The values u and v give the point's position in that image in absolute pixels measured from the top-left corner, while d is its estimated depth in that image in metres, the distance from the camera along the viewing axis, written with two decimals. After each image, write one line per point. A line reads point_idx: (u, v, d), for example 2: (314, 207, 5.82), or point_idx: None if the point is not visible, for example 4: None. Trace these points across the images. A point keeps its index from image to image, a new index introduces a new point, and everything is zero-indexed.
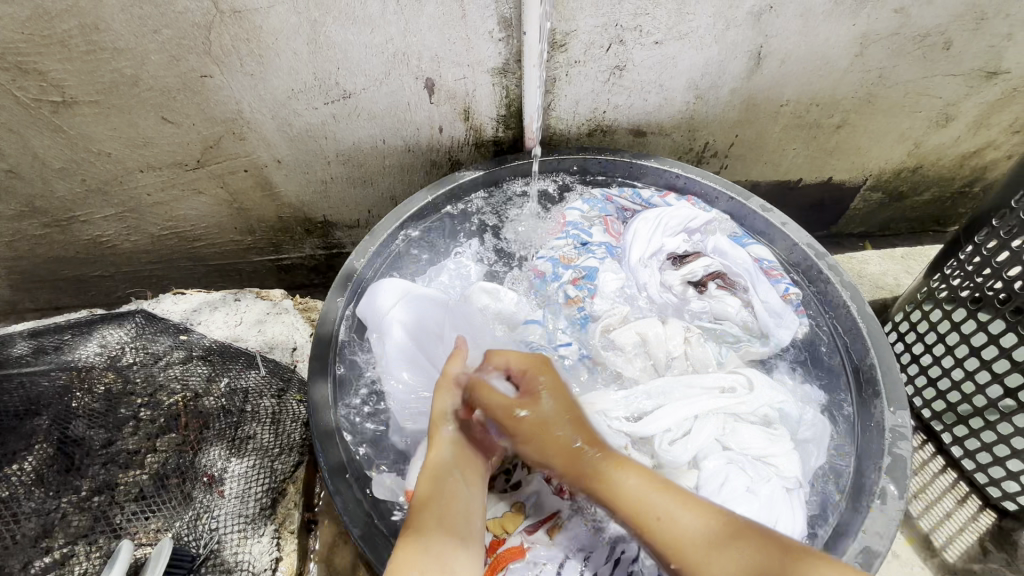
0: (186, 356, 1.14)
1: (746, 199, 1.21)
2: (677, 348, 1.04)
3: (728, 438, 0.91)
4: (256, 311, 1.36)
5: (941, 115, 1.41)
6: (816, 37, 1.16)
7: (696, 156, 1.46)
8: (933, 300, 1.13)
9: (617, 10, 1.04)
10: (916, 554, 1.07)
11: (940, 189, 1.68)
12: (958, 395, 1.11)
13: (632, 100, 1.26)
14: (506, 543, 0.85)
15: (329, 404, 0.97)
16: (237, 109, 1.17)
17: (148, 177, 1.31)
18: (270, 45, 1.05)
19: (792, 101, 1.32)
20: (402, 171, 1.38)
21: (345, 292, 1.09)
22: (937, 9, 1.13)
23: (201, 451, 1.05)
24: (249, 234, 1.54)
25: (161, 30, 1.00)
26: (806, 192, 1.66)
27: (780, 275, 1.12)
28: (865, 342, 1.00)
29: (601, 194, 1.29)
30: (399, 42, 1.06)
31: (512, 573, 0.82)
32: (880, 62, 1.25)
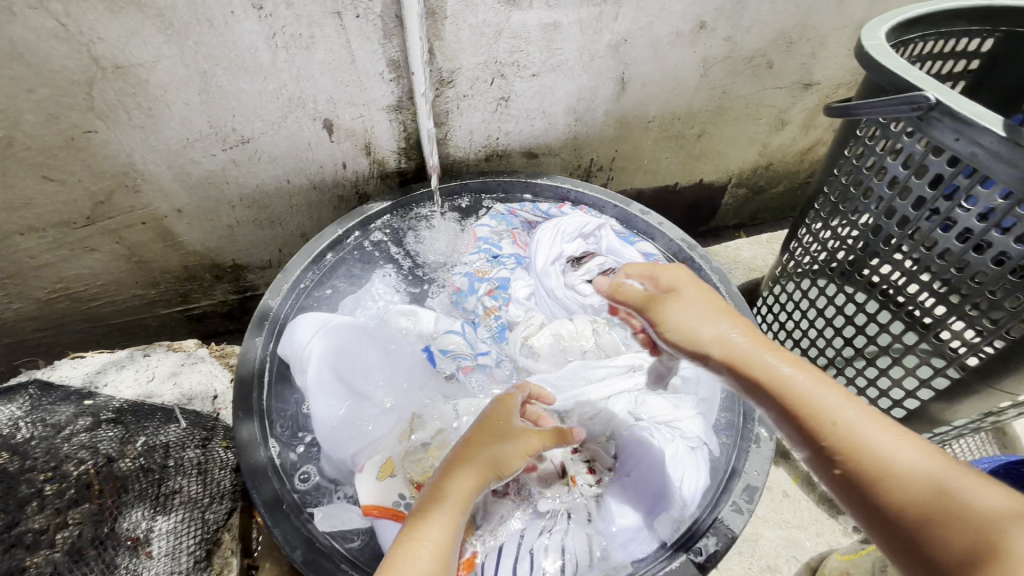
0: (92, 423, 1.07)
1: (628, 205, 1.36)
2: (587, 342, 1.15)
3: (639, 409, 1.04)
4: (169, 364, 1.31)
5: (777, 121, 1.69)
6: (666, 64, 1.37)
7: (585, 171, 1.62)
8: (786, 274, 1.37)
9: (494, 49, 1.19)
10: (802, 491, 1.25)
11: (789, 181, 1.98)
12: (815, 350, 1.32)
13: (520, 125, 1.40)
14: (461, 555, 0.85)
15: (257, 441, 0.97)
16: (128, 162, 1.16)
17: (32, 240, 1.24)
18: (158, 97, 1.06)
19: (657, 117, 1.52)
20: (311, 208, 1.41)
21: (262, 331, 1.11)
22: (754, 36, 1.38)
23: (122, 516, 0.99)
24: (152, 287, 1.48)
25: (37, 89, 0.98)
26: (685, 194, 1.88)
27: (664, 265, 1.27)
28: (732, 312, 1.18)
29: (506, 209, 1.39)
30: (293, 87, 1.12)
31: None
32: (721, 81, 1.48)
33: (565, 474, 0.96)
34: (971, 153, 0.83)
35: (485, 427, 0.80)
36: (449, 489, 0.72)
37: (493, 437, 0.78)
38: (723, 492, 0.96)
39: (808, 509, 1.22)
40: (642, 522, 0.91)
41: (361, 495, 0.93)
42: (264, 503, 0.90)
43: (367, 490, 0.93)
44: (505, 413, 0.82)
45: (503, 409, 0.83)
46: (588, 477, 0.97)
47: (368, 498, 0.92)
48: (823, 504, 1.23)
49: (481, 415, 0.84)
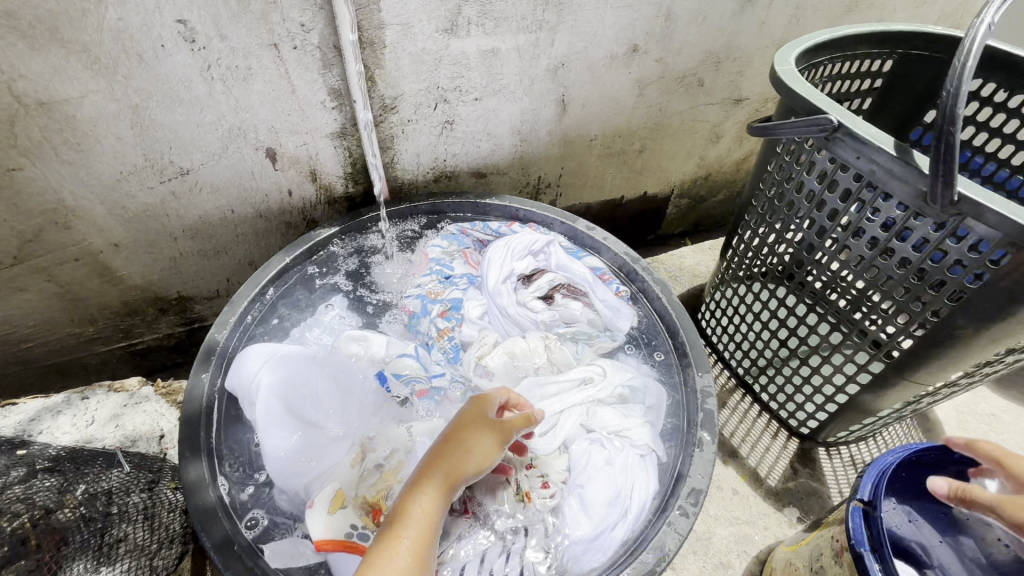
0: (26, 471, 0.97)
1: (575, 222, 1.40)
2: (540, 358, 1.18)
3: (590, 421, 1.09)
4: (111, 406, 1.27)
5: (713, 134, 1.79)
6: (604, 85, 1.43)
7: (533, 188, 1.66)
8: (726, 282, 1.45)
9: (436, 75, 1.22)
10: (750, 487, 1.32)
11: (728, 190, 2.08)
12: (755, 352, 1.40)
13: (466, 147, 1.43)
14: None
15: (207, 481, 0.95)
16: (57, 198, 1.11)
17: None
18: (87, 132, 1.03)
19: (600, 135, 1.58)
20: (257, 236, 1.39)
21: (209, 367, 1.08)
22: (685, 58, 1.46)
23: (63, 572, 0.89)
24: (89, 325, 1.42)
25: None
26: (632, 205, 1.95)
27: (611, 278, 1.33)
28: (675, 324, 1.23)
29: (457, 230, 1.41)
30: (232, 118, 1.11)
31: None
32: (657, 99, 1.56)
33: (519, 490, 0.97)
34: (871, 170, 0.93)
35: (450, 439, 0.83)
36: (418, 493, 0.76)
37: (460, 439, 0.83)
38: (671, 496, 0.99)
39: (756, 504, 1.29)
40: (595, 532, 0.94)
41: (312, 532, 0.91)
42: (214, 545, 0.89)
43: (319, 524, 0.92)
44: (474, 414, 0.87)
45: (471, 410, 0.88)
46: (543, 491, 0.98)
47: (321, 533, 0.91)
48: (770, 498, 1.30)
49: (449, 424, 0.87)
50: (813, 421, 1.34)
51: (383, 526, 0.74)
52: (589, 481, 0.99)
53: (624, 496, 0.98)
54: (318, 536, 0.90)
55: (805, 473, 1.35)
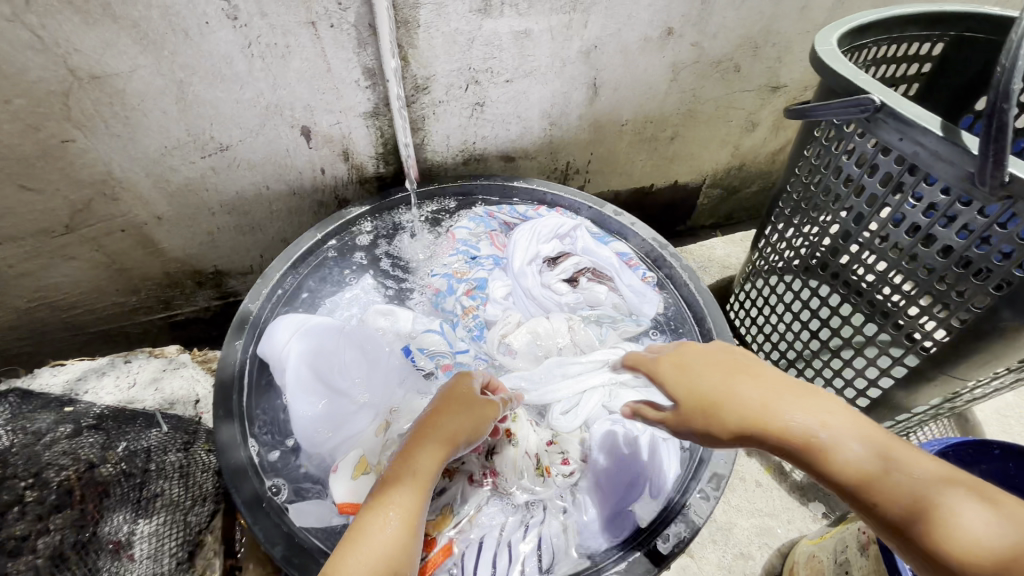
0: (74, 428, 1.08)
1: (602, 206, 1.39)
2: (564, 339, 1.19)
3: (613, 403, 1.08)
4: (151, 370, 1.32)
5: (748, 123, 1.75)
6: (636, 69, 1.42)
7: (562, 173, 1.66)
8: (756, 271, 1.42)
9: (468, 56, 1.22)
10: (774, 480, 1.29)
11: (763, 181, 2.03)
12: (785, 344, 1.37)
13: (496, 130, 1.43)
14: (437, 542, 0.89)
15: (237, 442, 0.99)
16: (106, 170, 1.17)
17: (10, 249, 1.24)
18: (135, 106, 1.08)
19: (631, 120, 1.57)
20: (291, 214, 1.43)
21: (243, 335, 1.12)
22: (721, 42, 1.43)
23: (103, 520, 1.00)
24: (132, 294, 1.49)
25: (13, 101, 1.00)
26: (661, 195, 1.92)
27: (638, 263, 1.31)
28: (702, 310, 1.20)
29: (484, 212, 1.43)
30: (270, 95, 1.15)
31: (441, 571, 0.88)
32: (691, 85, 1.53)
33: (539, 464, 0.98)
34: (913, 153, 0.89)
35: (443, 406, 0.82)
36: (415, 456, 0.74)
37: (455, 407, 0.83)
38: (691, 480, 0.97)
39: (779, 497, 1.27)
40: (615, 511, 0.93)
41: (335, 494, 0.94)
42: (243, 502, 0.92)
43: (342, 488, 0.94)
44: (466, 385, 0.88)
45: (461, 381, 0.89)
46: (563, 467, 0.99)
47: (344, 496, 0.93)
48: (794, 492, 1.27)
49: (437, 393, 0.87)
50: None
51: (376, 489, 0.72)
52: (609, 460, 0.99)
53: (644, 477, 0.98)
54: (340, 498, 0.93)
55: None
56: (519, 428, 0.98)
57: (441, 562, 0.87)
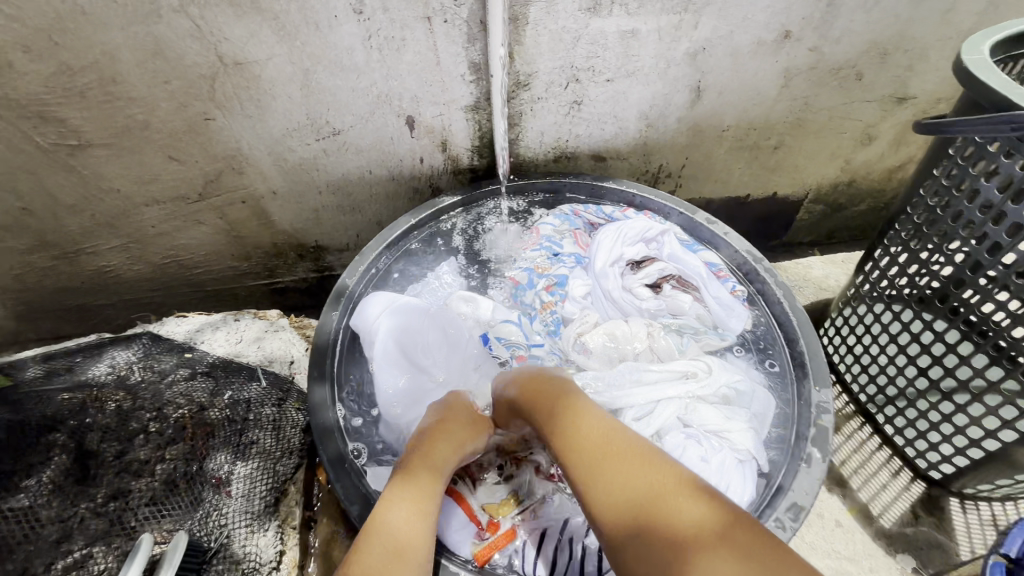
0: (190, 373, 1.25)
1: (694, 214, 1.35)
2: (641, 343, 1.17)
3: (689, 416, 1.05)
4: (255, 329, 1.46)
5: (864, 135, 1.61)
6: (745, 73, 1.35)
7: (652, 177, 1.62)
8: (858, 296, 1.30)
9: (572, 54, 1.23)
10: (857, 522, 1.22)
11: (874, 200, 1.87)
12: (884, 379, 1.26)
13: (591, 129, 1.43)
14: (500, 526, 0.99)
15: (327, 404, 1.07)
16: (237, 147, 1.30)
17: (153, 211, 1.42)
18: (267, 90, 1.19)
19: (732, 126, 1.50)
20: (387, 198, 1.52)
21: (339, 306, 1.20)
22: (844, 47, 1.33)
23: (208, 458, 1.15)
24: (245, 260, 1.65)
25: (171, 81, 1.14)
26: (756, 206, 1.83)
27: (727, 276, 1.25)
28: (795, 330, 1.15)
29: (570, 210, 1.42)
30: (382, 86, 1.22)
31: (504, 553, 0.96)
32: (804, 92, 1.44)
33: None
34: None
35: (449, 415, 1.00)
36: (434, 453, 0.91)
37: (460, 419, 1.00)
38: (767, 507, 0.95)
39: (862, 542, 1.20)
40: None
41: None
42: (329, 459, 1.00)
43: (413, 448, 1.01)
44: (465, 403, 1.06)
45: (457, 400, 1.06)
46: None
47: None
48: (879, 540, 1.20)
49: (441, 403, 1.05)
50: (948, 466, 1.18)
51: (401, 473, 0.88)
52: None
53: None
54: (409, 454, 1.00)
55: (928, 522, 1.22)
56: None
57: (504, 545, 0.96)
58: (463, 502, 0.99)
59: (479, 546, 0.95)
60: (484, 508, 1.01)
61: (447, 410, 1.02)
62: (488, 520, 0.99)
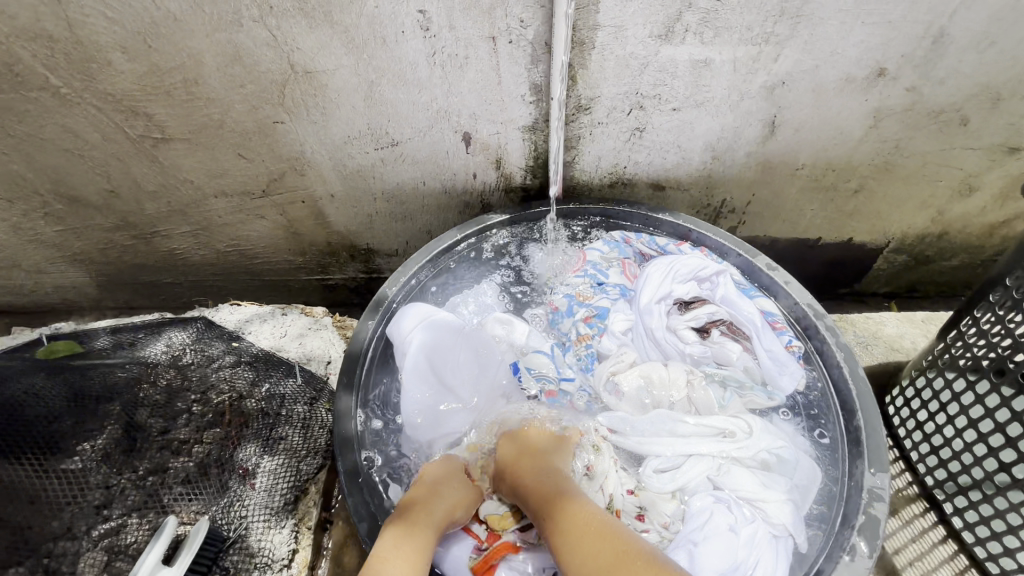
0: (235, 361, 1.31)
1: (754, 257, 1.26)
2: (677, 394, 1.11)
3: (721, 478, 0.99)
4: (300, 326, 1.51)
5: (963, 186, 1.44)
6: (828, 110, 1.25)
7: (713, 211, 1.54)
8: (936, 368, 1.17)
9: (638, 81, 1.18)
10: None
11: (968, 256, 1.68)
12: (958, 466, 1.14)
13: (651, 158, 1.37)
14: (500, 539, 0.99)
15: (351, 413, 1.08)
16: (301, 150, 1.36)
17: (222, 202, 1.51)
18: (332, 99, 1.23)
19: (808, 165, 1.39)
20: (438, 209, 1.53)
21: (376, 315, 1.22)
22: (948, 89, 1.19)
23: (239, 447, 1.20)
24: (300, 256, 1.72)
25: (247, 85, 1.20)
26: (827, 251, 1.69)
27: (784, 328, 1.15)
28: (855, 402, 1.03)
29: (621, 237, 1.36)
30: (442, 101, 1.23)
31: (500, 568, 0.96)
32: (895, 134, 1.31)
33: (611, 504, 0.99)
34: None
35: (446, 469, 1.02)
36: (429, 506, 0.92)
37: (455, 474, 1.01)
38: None
39: None
40: None
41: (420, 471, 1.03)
42: (345, 469, 1.01)
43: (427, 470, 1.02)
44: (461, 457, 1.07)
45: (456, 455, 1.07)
46: (637, 522, 0.97)
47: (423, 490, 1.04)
48: None
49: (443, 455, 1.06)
50: None
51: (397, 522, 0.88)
52: (704, 543, 0.90)
53: (742, 572, 0.88)
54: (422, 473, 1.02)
55: None
56: (598, 462, 1.03)
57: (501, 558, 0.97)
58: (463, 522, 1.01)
59: (474, 561, 0.96)
60: (484, 523, 1.02)
61: (455, 471, 1.02)
62: (487, 531, 1.01)
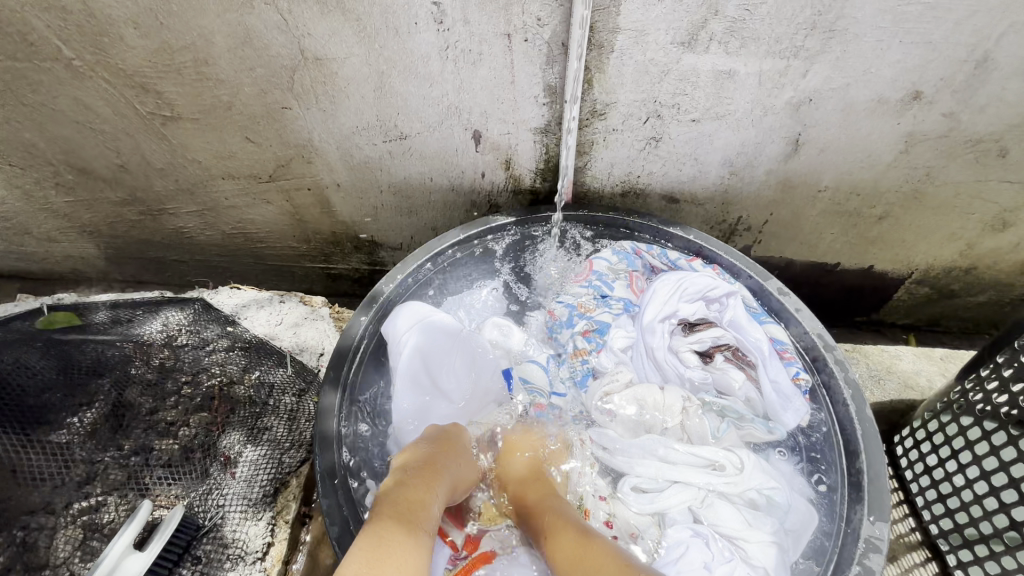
0: (230, 345, 1.30)
1: (765, 279, 1.20)
2: (672, 420, 1.06)
3: (704, 511, 0.95)
4: (296, 315, 1.49)
5: (996, 220, 1.37)
6: (856, 132, 1.18)
7: (729, 228, 1.48)
8: (950, 412, 1.11)
9: (656, 89, 1.13)
10: None
11: (996, 293, 1.60)
12: (966, 517, 1.08)
13: (666, 169, 1.32)
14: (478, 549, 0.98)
15: (333, 413, 1.04)
16: (309, 138, 1.33)
17: (229, 184, 1.50)
18: (342, 88, 1.20)
19: (831, 187, 1.32)
20: (444, 207, 1.50)
21: (370, 313, 1.17)
22: (988, 118, 1.12)
23: (224, 434, 1.19)
24: (304, 243, 1.71)
25: (256, 69, 1.18)
26: (845, 277, 1.62)
27: (793, 358, 1.09)
28: (858, 443, 0.97)
29: (632, 248, 1.31)
30: (453, 97, 1.19)
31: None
32: (928, 161, 1.24)
33: (582, 503, 1.01)
34: None
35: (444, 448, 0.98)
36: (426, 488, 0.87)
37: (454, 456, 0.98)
38: None
39: None
40: None
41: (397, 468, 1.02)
42: (321, 469, 0.98)
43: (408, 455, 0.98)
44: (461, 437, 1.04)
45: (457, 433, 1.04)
46: (603, 529, 0.97)
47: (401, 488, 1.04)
48: None
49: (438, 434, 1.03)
50: None
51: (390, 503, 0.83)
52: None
53: None
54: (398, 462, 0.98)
55: None
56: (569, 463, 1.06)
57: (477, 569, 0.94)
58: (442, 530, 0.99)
59: (451, 573, 0.94)
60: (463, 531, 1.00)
61: (450, 451, 0.98)
62: (465, 539, 0.99)
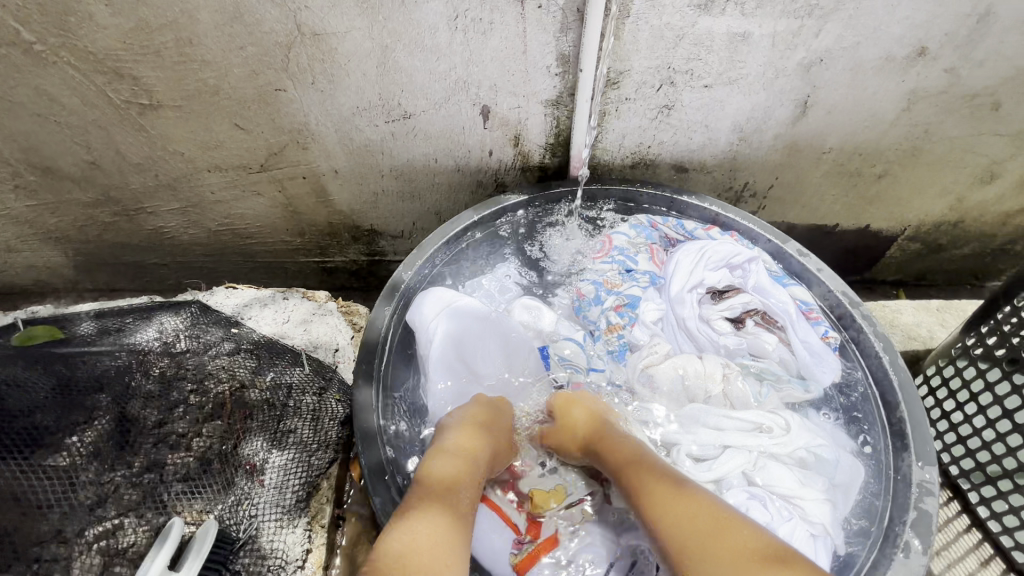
0: (235, 348, 1.20)
1: (784, 242, 1.22)
2: (714, 387, 1.07)
3: (756, 473, 0.96)
4: (302, 311, 1.42)
5: (985, 173, 1.43)
6: (862, 91, 1.20)
7: (735, 194, 1.49)
8: (966, 359, 1.22)
9: (671, 54, 1.11)
10: None
11: (980, 244, 1.68)
12: (988, 455, 1.20)
13: (677, 137, 1.31)
14: (541, 533, 0.98)
15: (371, 408, 1.01)
16: (304, 121, 1.25)
17: (215, 177, 1.39)
18: (341, 65, 1.13)
19: (835, 148, 1.35)
20: (449, 189, 1.45)
21: (392, 302, 1.12)
22: (986, 72, 1.16)
23: (245, 441, 1.12)
24: (298, 236, 1.62)
25: (246, 47, 1.09)
26: (842, 237, 1.67)
27: (819, 317, 1.12)
28: (897, 394, 1.01)
29: (648, 221, 1.30)
30: (461, 71, 1.14)
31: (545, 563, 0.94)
32: (927, 118, 1.27)
33: None
34: None
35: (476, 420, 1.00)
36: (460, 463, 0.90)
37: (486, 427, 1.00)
38: None
39: None
40: None
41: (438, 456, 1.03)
42: (368, 467, 0.95)
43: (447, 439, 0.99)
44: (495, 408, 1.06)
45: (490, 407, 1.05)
46: None
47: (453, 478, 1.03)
48: None
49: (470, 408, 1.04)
50: None
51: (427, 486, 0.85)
52: None
53: None
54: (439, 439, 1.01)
55: None
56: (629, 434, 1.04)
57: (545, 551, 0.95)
58: (505, 515, 0.99)
59: (518, 558, 0.94)
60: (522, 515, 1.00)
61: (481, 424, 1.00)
62: (527, 523, 0.99)
